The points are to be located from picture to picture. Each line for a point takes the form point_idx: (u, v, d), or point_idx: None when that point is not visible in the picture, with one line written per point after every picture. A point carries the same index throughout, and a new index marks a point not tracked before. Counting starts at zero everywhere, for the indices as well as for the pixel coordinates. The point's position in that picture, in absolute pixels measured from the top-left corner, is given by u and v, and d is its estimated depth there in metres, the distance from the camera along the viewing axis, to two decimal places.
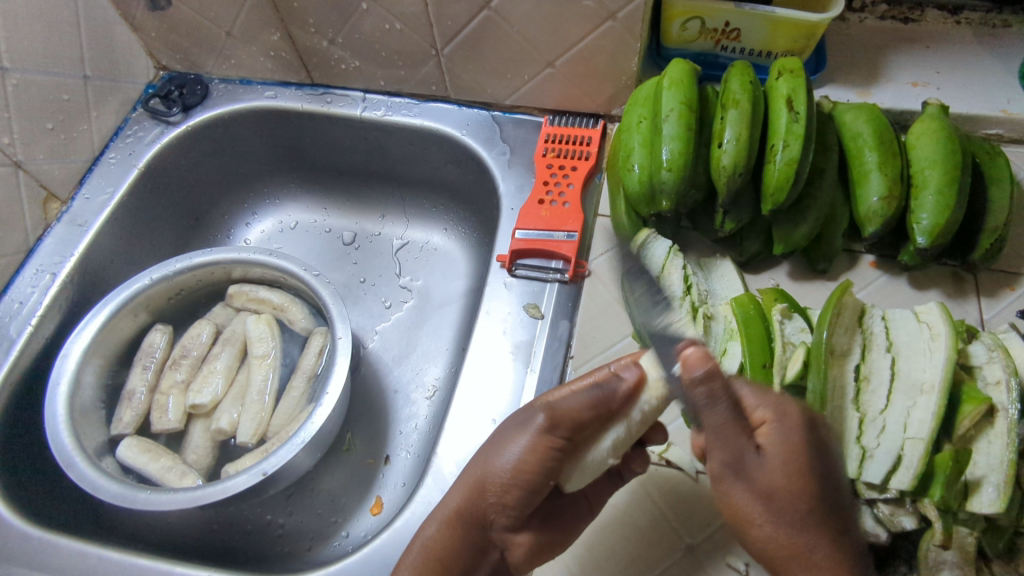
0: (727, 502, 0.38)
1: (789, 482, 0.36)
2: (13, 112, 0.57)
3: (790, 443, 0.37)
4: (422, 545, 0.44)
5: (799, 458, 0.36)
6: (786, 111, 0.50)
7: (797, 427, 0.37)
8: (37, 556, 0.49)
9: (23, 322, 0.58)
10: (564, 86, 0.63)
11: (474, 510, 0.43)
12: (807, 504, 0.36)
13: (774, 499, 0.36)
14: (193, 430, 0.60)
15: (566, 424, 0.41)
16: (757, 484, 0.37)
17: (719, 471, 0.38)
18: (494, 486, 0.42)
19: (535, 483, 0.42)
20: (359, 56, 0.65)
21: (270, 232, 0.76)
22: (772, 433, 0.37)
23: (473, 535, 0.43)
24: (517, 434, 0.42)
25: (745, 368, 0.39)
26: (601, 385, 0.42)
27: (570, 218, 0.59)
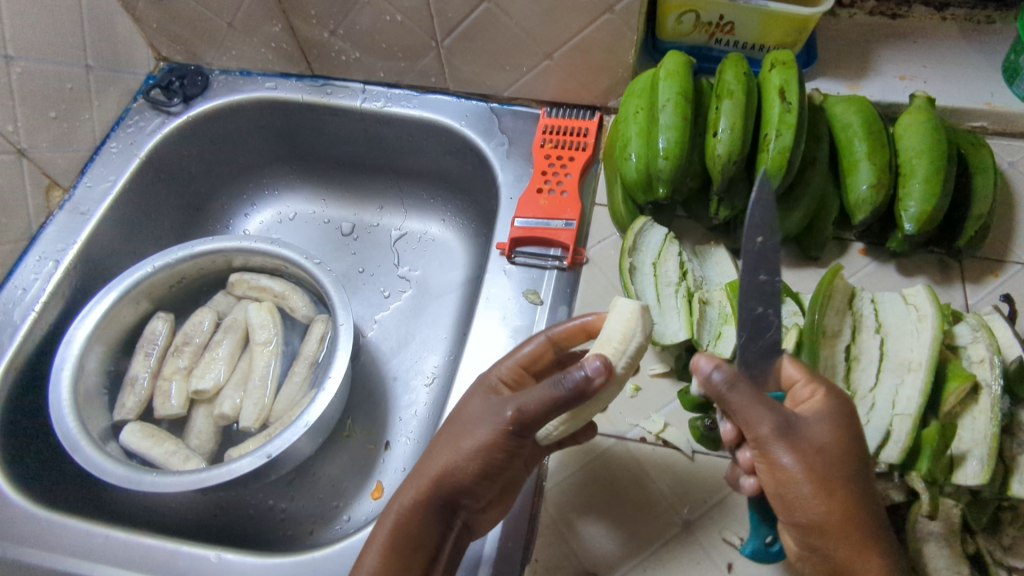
0: (770, 465, 0.37)
1: (837, 445, 0.37)
2: (17, 100, 0.58)
3: (835, 418, 0.38)
4: (392, 523, 0.42)
5: (845, 424, 0.38)
6: (779, 101, 0.51)
7: (841, 402, 0.39)
8: (43, 536, 0.49)
9: (27, 308, 0.58)
10: (561, 77, 0.64)
11: (443, 490, 0.42)
12: (856, 465, 0.37)
13: (826, 460, 0.37)
14: (196, 415, 0.60)
15: (530, 424, 0.40)
16: (810, 448, 0.37)
17: (769, 433, 0.37)
18: (460, 471, 0.41)
19: (494, 468, 0.41)
20: (359, 47, 0.66)
21: (269, 223, 0.77)
22: (815, 408, 0.38)
23: (439, 511, 0.42)
24: (482, 425, 0.41)
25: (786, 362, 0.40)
26: (563, 382, 0.38)
27: (569, 207, 0.60)
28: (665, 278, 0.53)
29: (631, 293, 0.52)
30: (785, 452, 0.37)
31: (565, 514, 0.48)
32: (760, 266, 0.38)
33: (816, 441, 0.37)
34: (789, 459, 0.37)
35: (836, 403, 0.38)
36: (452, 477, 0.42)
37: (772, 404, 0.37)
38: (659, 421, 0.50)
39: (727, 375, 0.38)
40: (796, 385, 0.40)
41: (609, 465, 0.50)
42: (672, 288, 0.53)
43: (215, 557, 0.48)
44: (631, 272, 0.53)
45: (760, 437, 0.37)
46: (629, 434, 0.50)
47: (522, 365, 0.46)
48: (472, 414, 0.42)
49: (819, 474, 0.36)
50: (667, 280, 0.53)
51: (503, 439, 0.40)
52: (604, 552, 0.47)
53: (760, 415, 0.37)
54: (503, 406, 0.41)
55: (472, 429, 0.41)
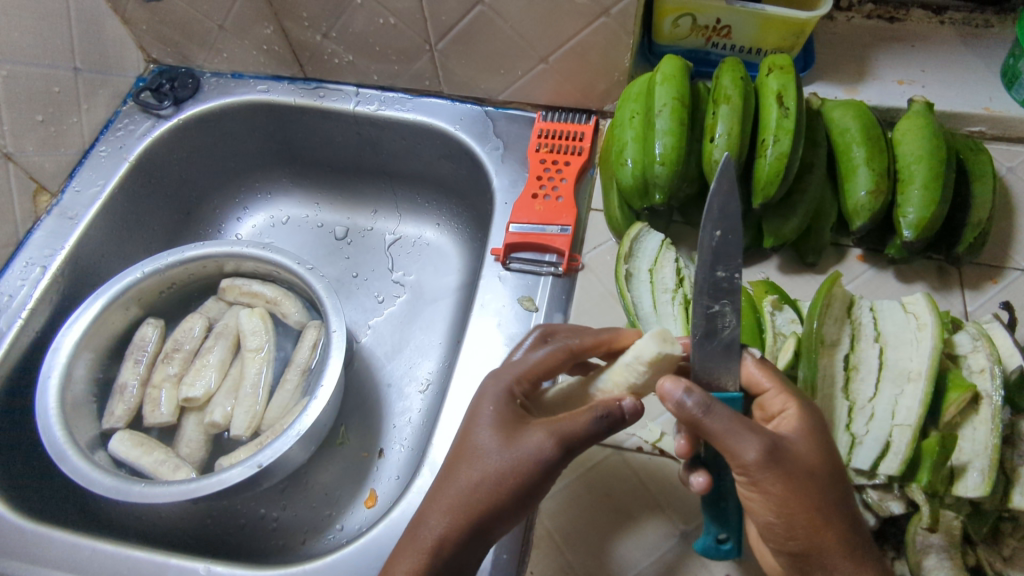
0: (762, 492, 0.36)
1: (820, 461, 0.37)
2: (3, 104, 0.57)
3: (808, 432, 0.38)
4: (424, 551, 0.38)
5: (817, 439, 0.38)
6: (777, 106, 0.51)
7: (811, 414, 0.39)
8: (29, 549, 0.48)
9: (13, 315, 0.56)
10: (556, 81, 0.63)
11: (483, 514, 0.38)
12: (838, 481, 0.37)
13: (817, 481, 0.36)
14: (186, 423, 0.59)
15: (572, 451, 0.39)
16: (798, 469, 0.36)
17: (760, 461, 0.35)
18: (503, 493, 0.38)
19: (531, 493, 0.39)
20: (352, 50, 0.65)
21: (261, 227, 0.76)
22: (792, 422, 0.38)
23: (474, 534, 0.39)
24: (521, 452, 0.38)
25: (748, 366, 0.41)
26: (600, 415, 0.39)
27: (564, 212, 0.59)
28: (662, 285, 0.53)
29: (627, 301, 0.52)
30: (775, 477, 0.36)
31: (561, 525, 0.47)
32: (717, 263, 0.38)
33: (802, 463, 0.37)
34: (785, 485, 0.36)
35: (807, 416, 0.38)
36: (489, 498, 0.38)
37: (752, 428, 0.36)
38: (656, 430, 0.49)
39: (698, 401, 0.36)
40: (767, 392, 0.40)
41: (605, 476, 0.49)
42: (668, 295, 0.52)
43: (205, 570, 0.47)
44: (626, 279, 0.53)
45: (748, 467, 0.36)
46: (625, 443, 0.49)
47: (533, 374, 0.44)
48: (509, 432, 0.39)
49: (813, 498, 0.36)
50: (663, 287, 0.53)
51: (547, 470, 0.38)
52: (602, 563, 0.46)
53: (747, 442, 0.36)
54: (543, 430, 0.39)
55: (513, 452, 0.38)
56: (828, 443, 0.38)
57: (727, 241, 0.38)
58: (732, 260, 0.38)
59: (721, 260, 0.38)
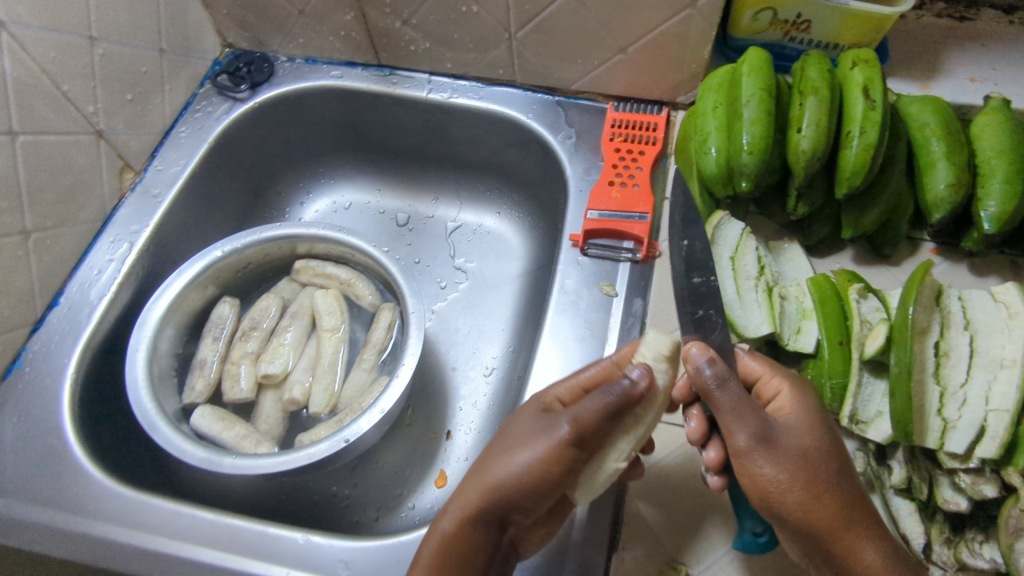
0: (753, 475, 0.40)
1: (814, 448, 0.41)
2: (99, 81, 0.58)
3: (805, 415, 0.42)
4: (437, 544, 0.43)
5: (813, 425, 0.42)
6: (863, 99, 0.52)
7: (808, 401, 0.43)
8: (127, 515, 0.49)
9: (103, 289, 0.57)
10: (632, 72, 0.64)
11: (497, 509, 0.42)
12: (835, 466, 0.40)
13: (810, 465, 0.40)
14: (264, 400, 0.61)
15: (585, 437, 0.41)
16: (790, 452, 0.40)
17: (747, 445, 0.40)
18: (520, 491, 0.41)
19: (551, 485, 0.41)
20: (430, 38, 0.66)
21: (324, 212, 0.77)
22: (788, 405, 0.43)
23: (491, 526, 0.42)
24: (537, 440, 0.42)
25: (745, 360, 0.46)
26: (613, 391, 0.40)
27: (641, 200, 0.60)
28: (744, 272, 0.53)
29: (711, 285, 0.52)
30: (765, 460, 0.40)
31: (649, 502, 0.48)
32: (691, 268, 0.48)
33: (794, 448, 0.40)
34: (775, 468, 0.40)
35: (803, 403, 0.43)
36: (506, 493, 0.42)
37: (753, 412, 0.41)
38: None
39: (717, 374, 0.41)
40: (762, 380, 0.45)
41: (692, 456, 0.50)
42: (751, 282, 0.53)
43: (303, 539, 0.47)
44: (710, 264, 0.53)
45: (740, 449, 0.40)
46: None
47: (582, 388, 0.46)
48: (528, 435, 0.43)
49: (807, 481, 0.39)
50: (746, 274, 0.53)
51: (566, 458, 0.41)
52: (693, 543, 0.47)
53: (738, 425, 0.40)
54: (560, 420, 0.41)
55: (526, 446, 0.42)
56: (823, 428, 0.42)
57: (692, 248, 0.49)
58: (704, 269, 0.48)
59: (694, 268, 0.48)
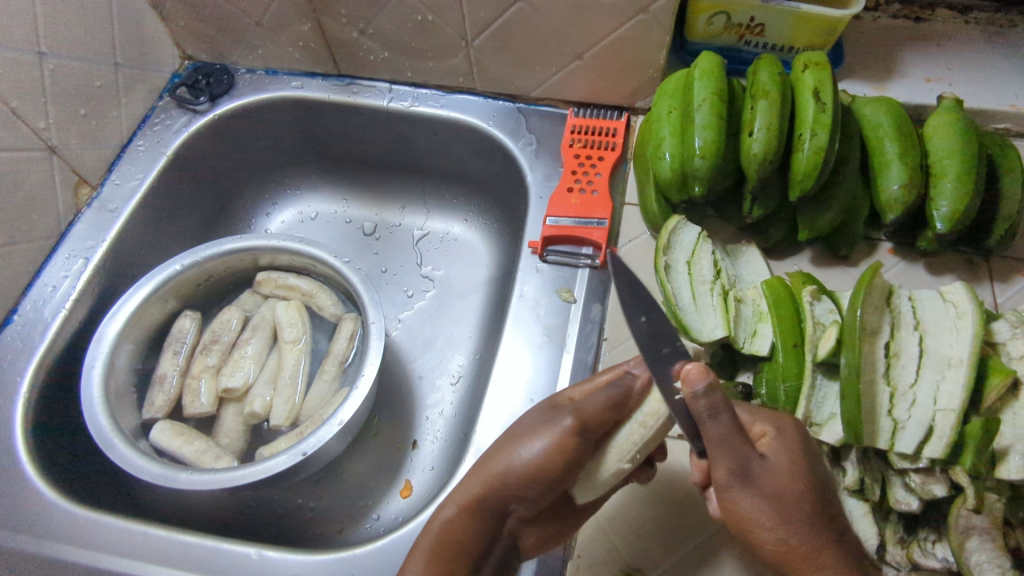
0: (730, 507, 0.40)
1: (794, 486, 0.39)
2: (49, 97, 0.57)
3: (787, 453, 0.40)
4: (435, 532, 0.43)
5: (797, 465, 0.40)
6: (814, 102, 0.52)
7: (794, 439, 0.41)
8: (79, 534, 0.48)
9: (57, 306, 0.57)
10: (590, 79, 0.65)
11: (496, 496, 0.44)
12: (815, 507, 0.39)
13: (785, 505, 0.39)
14: (225, 413, 0.60)
15: (592, 427, 0.43)
16: (768, 489, 0.39)
17: (725, 479, 0.39)
18: (519, 477, 0.43)
19: (557, 475, 0.43)
20: (388, 47, 0.66)
21: (291, 222, 0.77)
22: (771, 444, 0.40)
23: (489, 517, 0.44)
24: (543, 431, 0.44)
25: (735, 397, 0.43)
26: (616, 385, 0.43)
27: (600, 206, 0.60)
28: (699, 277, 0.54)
29: (667, 291, 0.52)
30: (743, 495, 0.39)
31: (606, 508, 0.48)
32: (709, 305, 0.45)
33: (771, 489, 0.39)
34: (745, 505, 0.39)
35: (786, 441, 0.40)
36: (508, 479, 0.44)
37: (738, 448, 0.39)
38: None
39: (709, 408, 0.38)
40: (746, 421, 0.42)
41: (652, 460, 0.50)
42: (706, 286, 0.53)
43: (256, 554, 0.47)
44: (665, 270, 0.53)
45: (721, 480, 0.40)
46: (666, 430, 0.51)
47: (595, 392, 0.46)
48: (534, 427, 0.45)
49: (778, 520, 0.39)
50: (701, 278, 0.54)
51: (571, 448, 0.43)
52: (651, 548, 0.47)
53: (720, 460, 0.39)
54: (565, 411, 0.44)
55: (530, 436, 0.44)
56: (807, 469, 0.40)
57: None
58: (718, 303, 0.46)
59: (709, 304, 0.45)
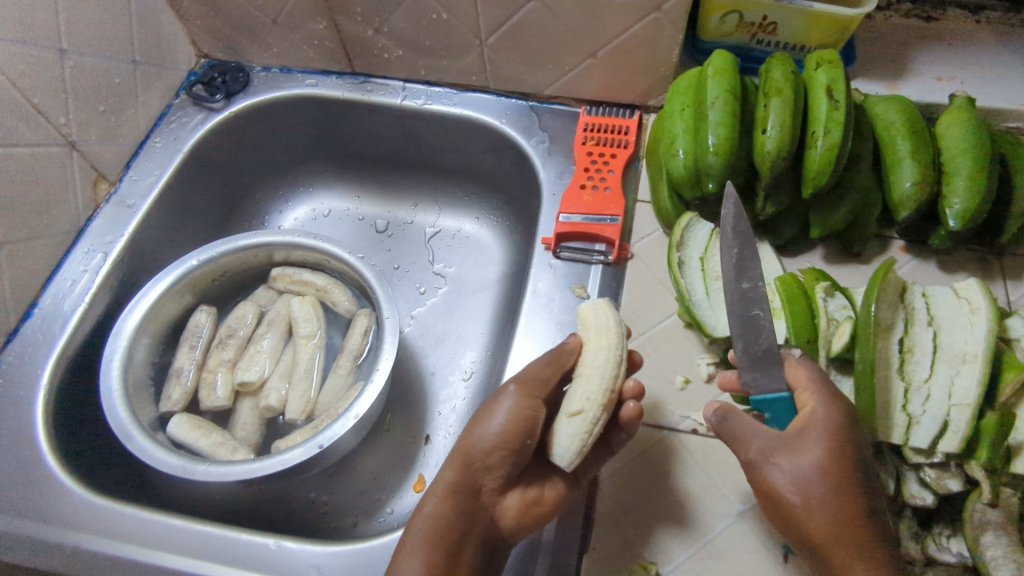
0: (761, 484, 0.42)
1: (827, 459, 0.40)
2: (70, 93, 0.58)
3: (826, 426, 0.41)
4: (421, 523, 0.45)
5: (834, 442, 0.40)
6: (827, 99, 0.52)
7: (838, 413, 0.41)
8: (99, 524, 0.49)
9: (77, 299, 0.58)
10: (603, 77, 0.65)
11: (468, 477, 0.46)
12: (848, 483, 0.40)
13: (814, 478, 0.40)
14: (241, 407, 0.61)
15: (535, 387, 0.47)
16: (795, 463, 0.41)
17: (756, 455, 0.42)
18: (483, 450, 0.46)
19: (518, 443, 0.45)
20: (402, 45, 0.66)
21: (304, 220, 0.78)
22: (810, 414, 0.41)
23: (466, 498, 0.46)
24: (500, 403, 0.47)
25: (793, 366, 0.43)
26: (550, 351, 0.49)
27: (612, 203, 0.61)
28: (714, 273, 0.54)
29: (680, 287, 0.52)
30: (772, 470, 0.41)
31: (619, 500, 0.48)
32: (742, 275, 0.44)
33: (805, 465, 0.41)
34: (774, 480, 0.41)
35: (832, 413, 0.41)
36: (477, 459, 0.46)
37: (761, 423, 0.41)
38: None
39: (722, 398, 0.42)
40: (796, 391, 0.43)
41: (664, 454, 0.50)
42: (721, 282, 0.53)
43: (274, 544, 0.48)
44: (679, 266, 0.54)
45: (750, 457, 0.42)
46: (680, 425, 0.51)
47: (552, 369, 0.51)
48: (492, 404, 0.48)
49: (804, 497, 0.40)
50: (716, 275, 0.54)
51: (524, 410, 0.46)
52: (663, 541, 0.47)
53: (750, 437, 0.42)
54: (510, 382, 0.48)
55: (491, 412, 0.47)
56: (844, 445, 0.40)
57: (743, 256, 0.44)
58: (754, 272, 0.44)
59: (744, 273, 0.44)
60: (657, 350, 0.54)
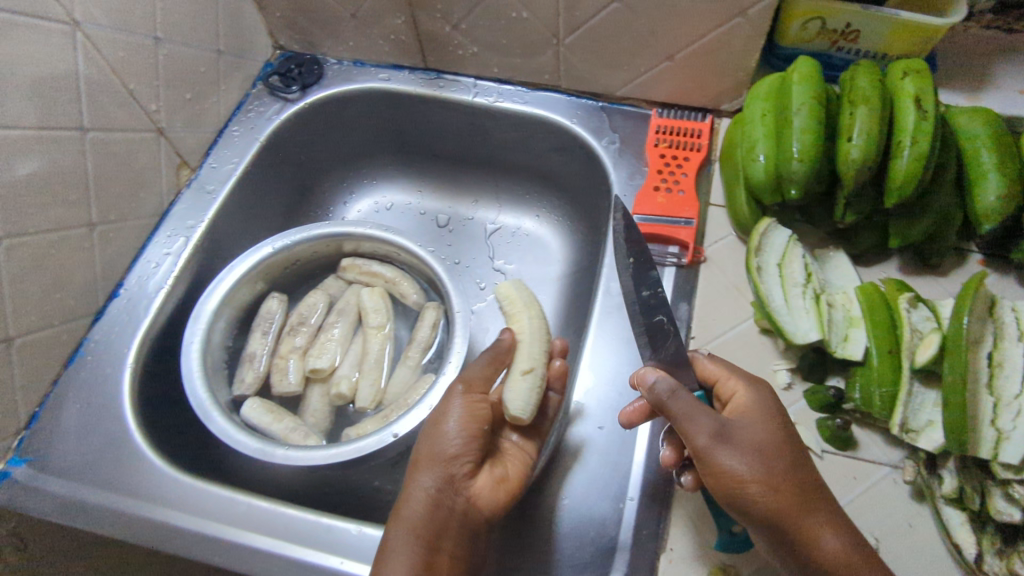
0: (717, 472, 0.41)
1: (772, 438, 0.42)
2: (162, 80, 0.59)
3: (759, 407, 0.44)
4: (407, 522, 0.44)
5: (772, 420, 0.43)
6: (915, 109, 0.52)
7: (763, 396, 0.45)
8: (185, 501, 0.50)
9: (161, 281, 0.59)
10: (678, 79, 0.65)
11: (437, 470, 0.45)
12: (791, 457, 0.42)
13: (765, 456, 0.41)
14: (311, 393, 0.62)
15: (479, 384, 0.50)
16: (745, 442, 0.41)
17: (707, 443, 0.41)
18: (445, 442, 0.46)
19: (477, 429, 0.47)
20: (477, 43, 0.67)
21: (366, 212, 0.79)
22: (742, 400, 0.44)
23: (441, 491, 0.45)
24: (450, 404, 0.48)
25: (702, 362, 0.48)
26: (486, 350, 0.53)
27: (686, 205, 0.61)
28: (792, 280, 0.54)
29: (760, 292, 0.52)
30: (727, 454, 0.41)
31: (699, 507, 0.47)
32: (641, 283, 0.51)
33: (752, 448, 0.41)
34: (730, 464, 0.41)
35: (758, 397, 0.44)
36: (442, 452, 0.46)
37: (707, 411, 0.42)
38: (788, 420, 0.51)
39: (666, 385, 0.43)
40: (720, 381, 0.47)
41: None
42: (799, 289, 0.53)
43: (357, 530, 0.48)
44: (758, 272, 0.54)
45: (701, 447, 0.41)
46: None
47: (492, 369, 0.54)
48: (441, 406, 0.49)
49: (767, 474, 0.40)
50: (794, 281, 0.54)
51: (472, 400, 0.49)
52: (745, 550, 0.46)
53: (698, 424, 0.42)
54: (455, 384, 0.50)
55: (445, 413, 0.48)
56: (779, 420, 0.43)
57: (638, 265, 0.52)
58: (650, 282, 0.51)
59: (643, 283, 0.51)
60: (732, 355, 0.54)
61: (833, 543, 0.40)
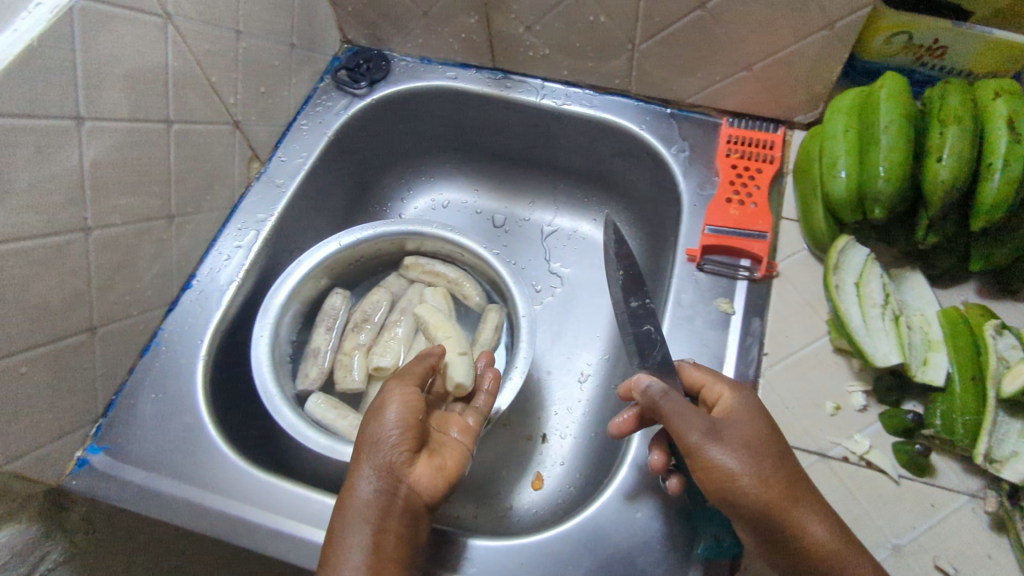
0: (709, 467, 0.41)
1: (759, 434, 0.43)
2: (240, 73, 0.60)
3: (744, 407, 0.45)
4: (359, 512, 0.41)
5: (756, 417, 0.44)
6: (1007, 129, 0.50)
7: (747, 397, 0.45)
8: (258, 496, 0.50)
9: (232, 273, 0.60)
10: (753, 89, 0.64)
11: (381, 461, 0.42)
12: (774, 450, 0.42)
13: (755, 450, 0.42)
14: (373, 390, 0.62)
15: (412, 378, 0.48)
16: (735, 438, 0.42)
17: (700, 439, 0.42)
18: (384, 432, 0.43)
19: (415, 420, 0.44)
20: (550, 45, 0.67)
21: (423, 209, 0.79)
22: (727, 401, 0.45)
23: (388, 480, 0.42)
24: (388, 398, 0.45)
25: (688, 369, 0.49)
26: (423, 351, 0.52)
27: (759, 218, 0.60)
28: (870, 300, 0.53)
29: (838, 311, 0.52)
30: (718, 449, 0.41)
31: None
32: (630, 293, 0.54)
33: (739, 443, 0.42)
34: (721, 458, 0.41)
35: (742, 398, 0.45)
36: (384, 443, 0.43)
37: (699, 413, 0.43)
38: (862, 442, 0.51)
39: (659, 386, 0.44)
40: (705, 387, 0.47)
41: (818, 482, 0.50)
42: (878, 310, 0.52)
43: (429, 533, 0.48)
44: (836, 291, 0.53)
45: (693, 445, 0.42)
46: (831, 451, 0.51)
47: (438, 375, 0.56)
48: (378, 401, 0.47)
49: (754, 468, 0.41)
50: (872, 302, 0.53)
51: (410, 393, 0.46)
52: None
53: (690, 423, 0.42)
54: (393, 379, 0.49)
55: (381, 411, 0.45)
56: (764, 418, 0.44)
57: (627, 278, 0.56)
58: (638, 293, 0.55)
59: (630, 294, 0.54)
60: (806, 373, 0.54)
61: (816, 530, 0.40)
